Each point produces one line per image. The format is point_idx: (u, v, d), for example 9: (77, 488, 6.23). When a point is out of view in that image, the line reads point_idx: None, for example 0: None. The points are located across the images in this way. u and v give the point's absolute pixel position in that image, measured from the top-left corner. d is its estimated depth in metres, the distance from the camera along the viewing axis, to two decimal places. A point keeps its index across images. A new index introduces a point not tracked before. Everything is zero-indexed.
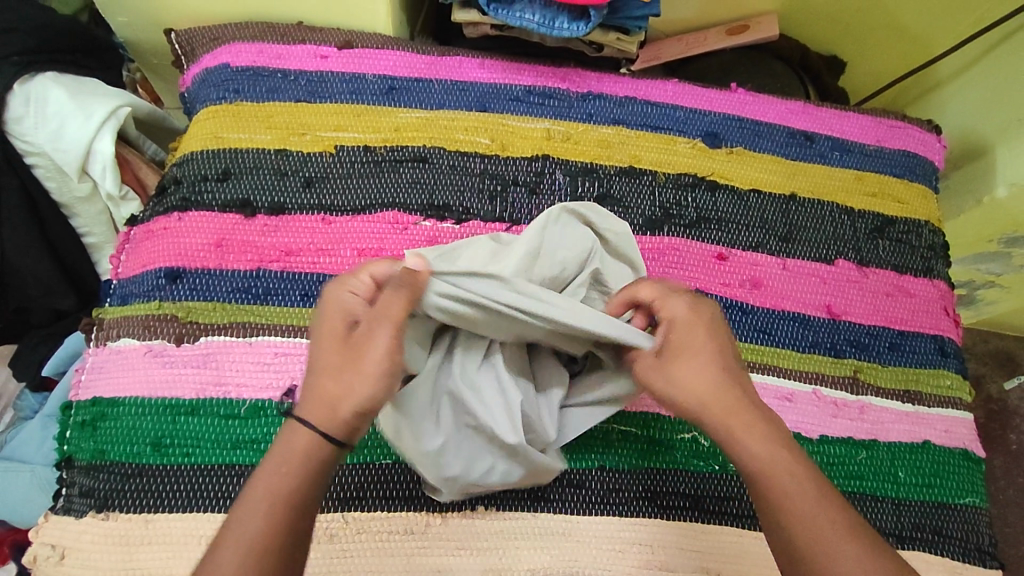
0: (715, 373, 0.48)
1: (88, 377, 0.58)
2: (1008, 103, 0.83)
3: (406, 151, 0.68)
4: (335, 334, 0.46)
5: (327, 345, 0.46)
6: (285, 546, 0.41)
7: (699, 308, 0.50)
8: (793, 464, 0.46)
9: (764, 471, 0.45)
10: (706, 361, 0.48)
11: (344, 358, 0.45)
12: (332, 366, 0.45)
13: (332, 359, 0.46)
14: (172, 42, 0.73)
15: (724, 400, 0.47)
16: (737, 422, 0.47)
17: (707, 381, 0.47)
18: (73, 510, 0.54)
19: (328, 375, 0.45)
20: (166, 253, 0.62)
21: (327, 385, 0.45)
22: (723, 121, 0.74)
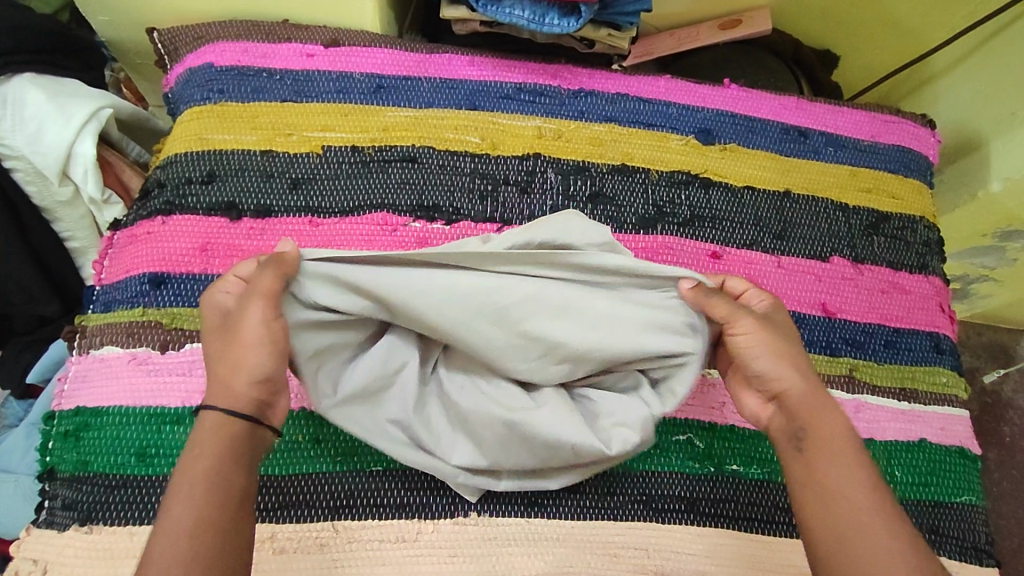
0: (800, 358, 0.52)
1: (71, 386, 0.57)
2: (1003, 97, 0.83)
3: (394, 151, 0.67)
4: (215, 327, 0.49)
5: (211, 337, 0.49)
6: (220, 521, 0.42)
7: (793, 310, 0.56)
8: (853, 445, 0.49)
9: (838, 442, 0.49)
10: (794, 346, 0.53)
11: (227, 343, 0.48)
12: (219, 353, 0.48)
13: (217, 348, 0.48)
14: (155, 41, 0.72)
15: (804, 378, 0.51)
16: (815, 402, 0.50)
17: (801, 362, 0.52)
18: (56, 523, 0.53)
19: (218, 360, 0.48)
20: (150, 258, 0.61)
21: (218, 371, 0.47)
22: (716, 118, 0.73)
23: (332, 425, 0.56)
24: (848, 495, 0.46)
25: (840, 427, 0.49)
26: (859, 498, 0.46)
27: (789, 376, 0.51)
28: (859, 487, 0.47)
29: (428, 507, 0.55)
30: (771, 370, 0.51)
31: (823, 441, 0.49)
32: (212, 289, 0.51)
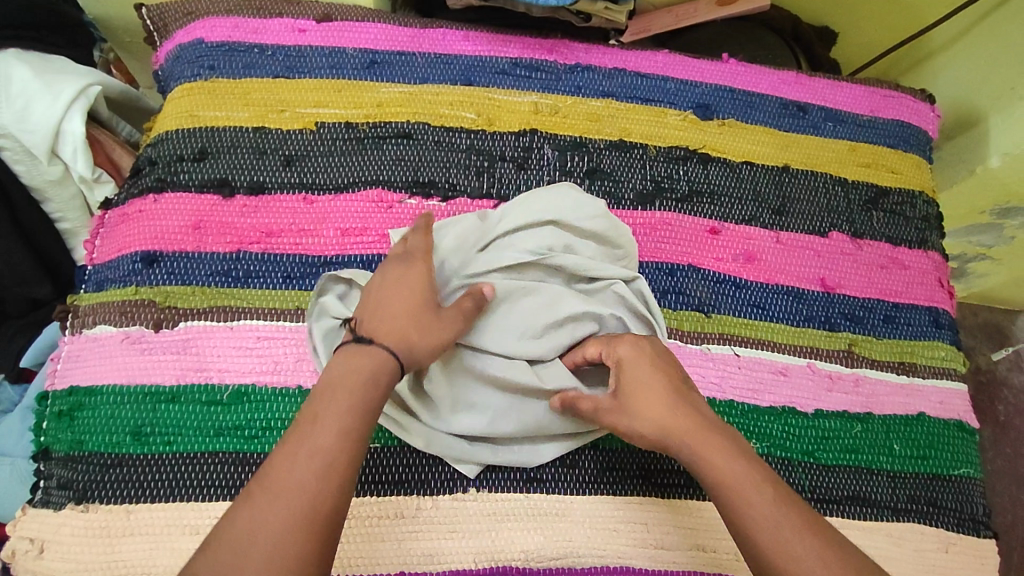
0: (669, 398, 0.51)
1: (63, 366, 0.56)
2: (1003, 71, 0.82)
3: (389, 127, 0.66)
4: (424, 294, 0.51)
5: (405, 297, 0.50)
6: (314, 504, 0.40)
7: (640, 346, 0.54)
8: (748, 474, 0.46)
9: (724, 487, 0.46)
10: (655, 385, 0.52)
11: (431, 321, 0.50)
12: (411, 315, 0.50)
13: (419, 315, 0.50)
14: (143, 17, 0.70)
15: (679, 418, 0.49)
16: (697, 439, 0.48)
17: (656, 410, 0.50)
18: (51, 502, 0.52)
19: (411, 323, 0.49)
20: (142, 236, 0.60)
21: (407, 335, 0.49)
22: (714, 93, 0.73)
23: None
24: (757, 531, 0.44)
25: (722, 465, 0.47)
26: (769, 531, 0.43)
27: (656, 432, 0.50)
28: (766, 518, 0.44)
29: (427, 483, 0.55)
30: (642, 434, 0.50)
31: (717, 487, 0.46)
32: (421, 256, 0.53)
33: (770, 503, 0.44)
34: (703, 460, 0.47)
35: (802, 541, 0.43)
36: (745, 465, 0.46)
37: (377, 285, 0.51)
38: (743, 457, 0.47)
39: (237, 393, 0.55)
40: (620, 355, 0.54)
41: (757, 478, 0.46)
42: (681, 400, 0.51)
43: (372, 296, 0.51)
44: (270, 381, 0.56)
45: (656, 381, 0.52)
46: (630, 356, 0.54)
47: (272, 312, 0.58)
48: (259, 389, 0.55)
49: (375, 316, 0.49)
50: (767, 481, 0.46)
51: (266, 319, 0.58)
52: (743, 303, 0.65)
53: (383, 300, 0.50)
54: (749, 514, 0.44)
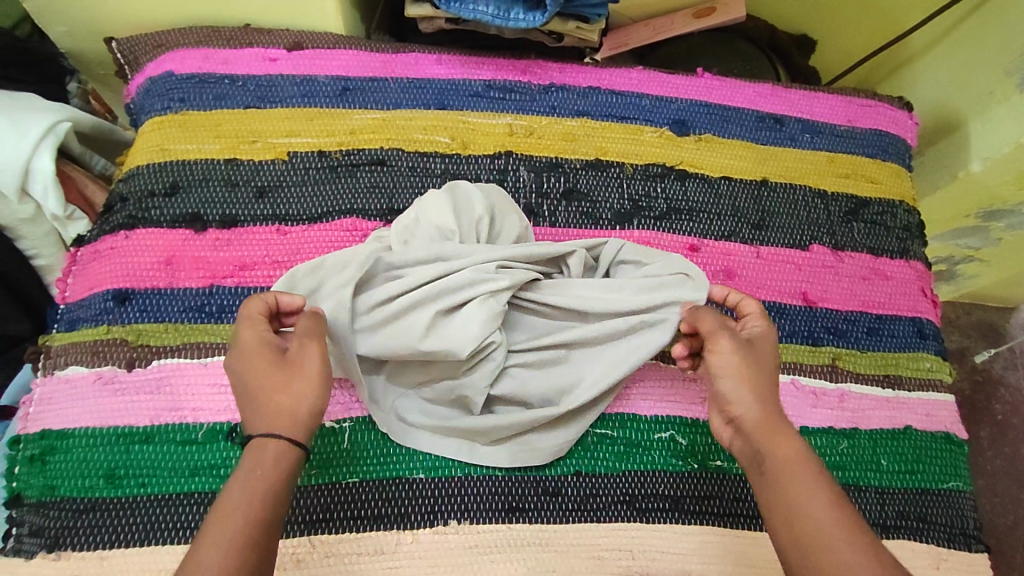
0: (771, 385, 0.52)
1: (36, 409, 0.56)
2: (979, 75, 0.81)
3: (362, 154, 0.65)
4: (266, 361, 0.48)
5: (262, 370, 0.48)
6: (262, 514, 0.43)
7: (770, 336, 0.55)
8: (812, 468, 0.47)
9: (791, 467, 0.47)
10: (766, 372, 0.52)
11: (285, 377, 0.48)
12: (278, 385, 0.47)
13: (274, 379, 0.47)
14: (114, 52, 0.70)
15: (774, 406, 0.51)
16: (782, 428, 0.50)
17: (756, 384, 0.51)
18: (22, 551, 0.51)
19: (276, 392, 0.47)
20: (114, 274, 0.59)
21: (278, 403, 0.47)
22: (690, 108, 0.72)
23: None
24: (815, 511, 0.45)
25: (798, 453, 0.48)
26: (831, 517, 0.45)
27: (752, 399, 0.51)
28: (832, 505, 0.45)
29: (406, 518, 0.54)
30: (739, 393, 0.51)
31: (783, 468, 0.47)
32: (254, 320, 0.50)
33: (831, 498, 0.46)
34: (782, 446, 0.49)
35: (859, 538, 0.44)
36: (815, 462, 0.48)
37: (230, 372, 0.49)
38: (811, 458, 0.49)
39: (211, 432, 0.54)
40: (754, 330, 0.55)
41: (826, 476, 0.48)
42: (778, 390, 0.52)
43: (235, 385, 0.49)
44: (245, 419, 0.55)
45: (767, 371, 0.53)
46: (766, 338, 0.54)
47: None
48: (234, 427, 0.55)
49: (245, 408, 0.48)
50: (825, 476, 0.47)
51: None
52: None
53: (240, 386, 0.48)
54: (809, 497, 0.46)
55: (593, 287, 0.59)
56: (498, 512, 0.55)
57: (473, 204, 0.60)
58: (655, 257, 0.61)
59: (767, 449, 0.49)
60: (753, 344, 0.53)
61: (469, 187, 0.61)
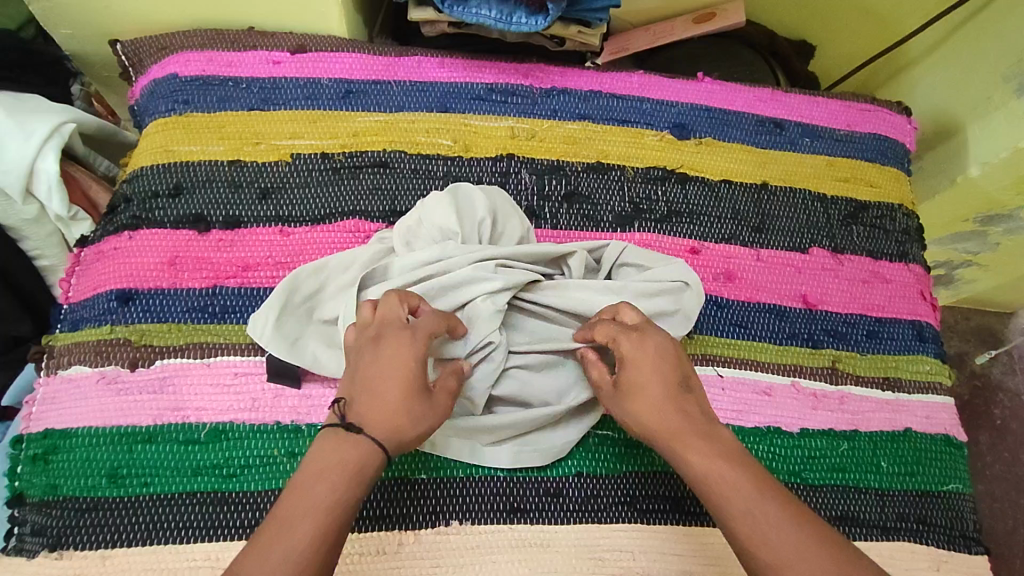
0: (665, 397, 0.51)
1: (39, 408, 0.56)
2: (977, 81, 0.82)
3: (365, 156, 0.66)
4: (410, 380, 0.48)
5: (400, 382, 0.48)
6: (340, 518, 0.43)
7: (648, 341, 0.53)
8: (729, 471, 0.47)
9: (706, 482, 0.47)
10: (656, 384, 0.51)
11: (421, 412, 0.48)
12: (409, 407, 0.47)
13: (412, 406, 0.48)
14: (119, 54, 0.70)
15: (671, 420, 0.50)
16: (685, 443, 0.49)
17: (654, 405, 0.51)
18: (25, 550, 0.52)
19: (394, 413, 0.47)
20: (118, 274, 0.59)
21: (399, 423, 0.47)
22: (691, 112, 0.73)
23: (307, 438, 0.55)
24: (739, 521, 0.45)
25: (711, 462, 0.48)
26: (747, 526, 0.45)
27: (649, 421, 0.50)
28: (744, 513, 0.45)
29: (408, 518, 0.54)
30: (640, 419, 0.51)
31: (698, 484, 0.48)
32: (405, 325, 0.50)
33: (753, 497, 0.46)
34: (689, 463, 0.48)
35: (778, 536, 0.44)
36: (725, 464, 0.47)
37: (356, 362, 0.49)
38: (725, 457, 0.48)
39: (214, 432, 0.55)
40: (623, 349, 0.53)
41: (738, 476, 0.47)
42: (674, 399, 0.51)
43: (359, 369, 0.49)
44: (246, 420, 0.55)
45: (652, 387, 0.51)
46: (635, 354, 0.52)
47: (249, 348, 0.57)
48: (236, 427, 0.55)
49: (366, 398, 0.47)
50: (743, 475, 0.47)
51: (243, 355, 0.57)
52: (724, 323, 0.65)
53: (366, 374, 0.48)
54: (734, 503, 0.46)
55: (597, 288, 0.59)
56: (498, 514, 0.55)
57: (476, 205, 0.60)
58: (656, 262, 0.62)
59: (679, 469, 0.49)
60: (625, 376, 0.52)
61: (472, 189, 0.61)
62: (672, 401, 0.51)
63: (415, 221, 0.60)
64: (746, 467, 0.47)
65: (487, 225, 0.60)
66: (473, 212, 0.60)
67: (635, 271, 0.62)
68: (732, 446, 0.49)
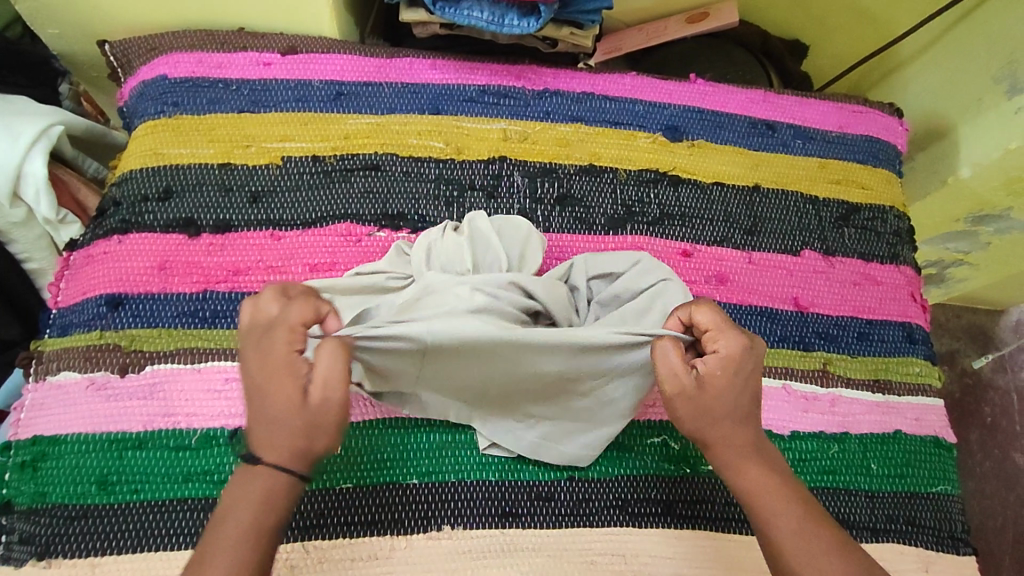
0: (743, 409, 0.51)
1: (27, 415, 0.55)
2: (968, 82, 0.82)
3: (356, 159, 0.65)
4: (289, 393, 0.45)
5: (282, 392, 0.46)
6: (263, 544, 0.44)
7: (745, 353, 0.51)
8: (781, 492, 0.49)
9: (756, 496, 0.49)
10: (737, 395, 0.51)
11: (305, 419, 0.45)
12: (292, 422, 0.45)
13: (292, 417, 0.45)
14: (107, 55, 0.70)
15: (741, 432, 0.51)
16: (746, 456, 0.50)
17: (732, 416, 0.50)
18: (13, 558, 0.51)
19: (285, 430, 0.45)
20: (107, 279, 0.59)
21: (290, 440, 0.45)
22: (683, 114, 0.73)
23: None
24: (784, 538, 0.47)
25: (766, 480, 0.50)
26: (795, 542, 0.47)
27: (720, 429, 0.51)
28: (794, 533, 0.47)
29: (400, 523, 0.54)
30: (711, 425, 0.51)
31: (749, 496, 0.50)
32: (279, 330, 0.46)
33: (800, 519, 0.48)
34: (745, 476, 0.50)
35: (828, 559, 0.46)
36: (782, 484, 0.50)
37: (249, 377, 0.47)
38: (780, 476, 0.50)
39: (205, 437, 0.54)
40: (720, 351, 0.50)
41: (794, 498, 0.49)
42: (750, 412, 0.51)
43: (248, 387, 0.47)
44: (237, 425, 0.55)
45: (736, 398, 0.51)
46: (732, 356, 0.50)
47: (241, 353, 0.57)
48: (227, 432, 0.55)
49: (260, 423, 0.46)
50: (793, 496, 0.49)
51: (234, 359, 0.57)
52: None
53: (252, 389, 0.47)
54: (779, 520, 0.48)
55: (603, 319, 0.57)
56: (491, 518, 0.55)
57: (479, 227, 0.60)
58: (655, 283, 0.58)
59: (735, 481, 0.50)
60: (711, 376, 0.50)
61: (480, 221, 0.60)
62: (746, 414, 0.51)
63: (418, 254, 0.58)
64: (798, 489, 0.50)
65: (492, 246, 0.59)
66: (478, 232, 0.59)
67: (607, 283, 0.61)
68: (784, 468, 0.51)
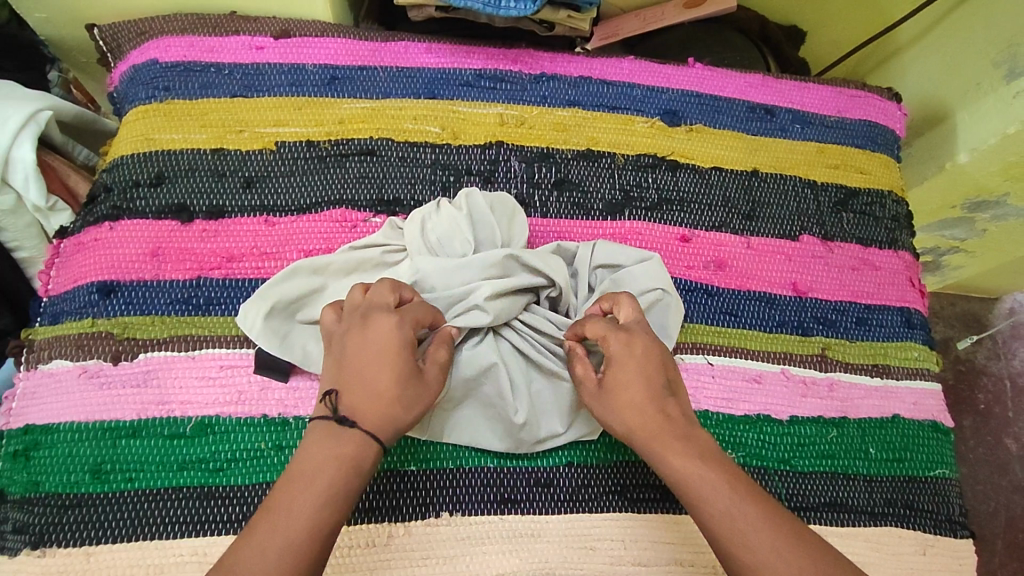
0: (648, 398, 0.51)
1: (19, 404, 0.55)
2: (966, 67, 0.82)
3: (351, 144, 0.64)
4: (406, 369, 0.49)
5: (396, 368, 0.49)
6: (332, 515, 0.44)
7: (632, 343, 0.53)
8: (709, 473, 0.48)
9: (686, 485, 0.48)
10: (640, 386, 0.52)
11: (415, 395, 0.49)
12: (404, 394, 0.48)
13: (406, 392, 0.49)
14: (96, 38, 0.68)
15: (655, 420, 0.51)
16: (664, 443, 0.50)
17: (637, 408, 0.51)
18: (5, 548, 0.51)
19: (393, 402, 0.48)
20: (98, 266, 0.58)
21: (397, 410, 0.48)
22: (681, 98, 0.72)
23: (294, 430, 0.54)
24: (717, 524, 0.46)
25: (689, 464, 0.49)
26: (726, 525, 0.46)
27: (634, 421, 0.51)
28: (724, 517, 0.46)
29: (398, 510, 0.54)
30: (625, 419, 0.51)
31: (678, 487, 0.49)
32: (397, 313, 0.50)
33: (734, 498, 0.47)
34: (669, 464, 0.49)
35: (761, 538, 0.45)
36: (708, 470, 0.48)
37: (349, 354, 0.49)
38: (706, 458, 0.49)
39: (200, 426, 0.54)
40: (610, 350, 0.53)
41: (720, 480, 0.48)
42: (656, 400, 0.51)
43: (348, 359, 0.49)
44: (232, 413, 0.54)
45: (636, 388, 0.51)
46: (619, 352, 0.52)
47: (236, 340, 0.56)
48: (221, 421, 0.54)
49: (362, 392, 0.48)
50: (723, 478, 0.48)
51: (229, 347, 0.56)
52: (714, 311, 0.65)
53: (353, 363, 0.49)
54: (711, 505, 0.47)
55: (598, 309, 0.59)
56: (488, 506, 0.55)
57: (482, 208, 0.59)
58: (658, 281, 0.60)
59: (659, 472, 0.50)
60: (609, 374, 0.53)
61: (477, 199, 0.60)
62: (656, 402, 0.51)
63: (414, 233, 0.58)
64: (727, 468, 0.49)
65: (494, 228, 0.59)
66: (480, 213, 0.59)
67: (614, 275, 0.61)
68: (710, 449, 0.50)
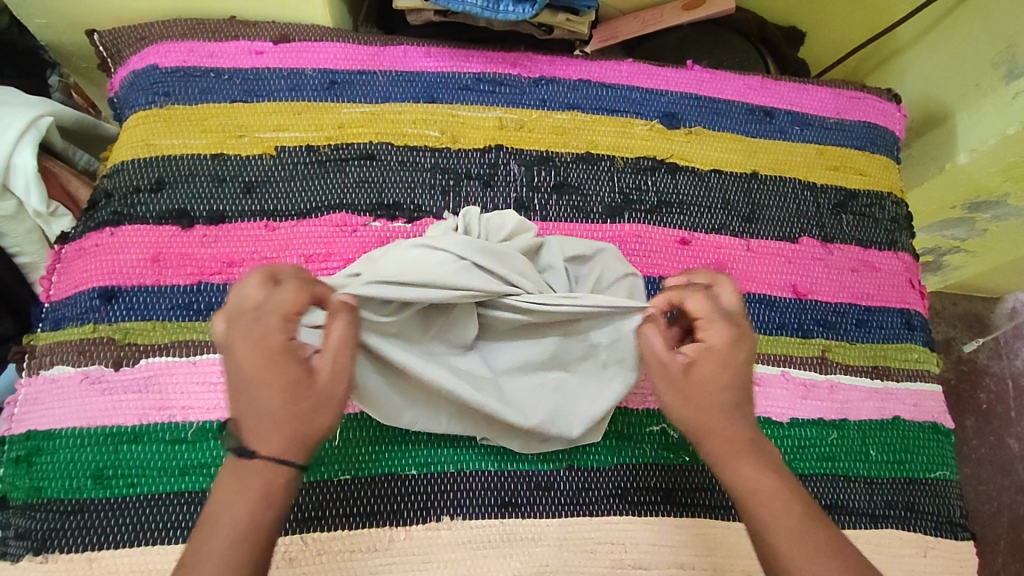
0: (733, 406, 0.50)
1: (21, 410, 0.55)
2: (964, 68, 0.82)
3: (351, 148, 0.64)
4: (295, 376, 0.44)
5: (282, 379, 0.44)
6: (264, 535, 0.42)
7: (736, 347, 0.51)
8: (777, 489, 0.48)
9: (750, 496, 0.48)
10: (727, 391, 0.50)
11: (309, 401, 0.44)
12: (297, 407, 0.44)
13: (297, 403, 0.44)
14: (95, 44, 0.68)
15: (732, 428, 0.50)
16: (741, 453, 0.49)
17: (720, 414, 0.50)
18: (8, 554, 0.51)
19: (288, 417, 0.44)
20: (99, 272, 0.58)
21: (295, 425, 0.44)
22: (680, 101, 0.72)
23: None
24: (780, 540, 0.46)
25: (761, 477, 0.48)
26: (791, 542, 0.45)
27: (713, 426, 0.50)
28: (790, 533, 0.46)
29: (398, 514, 0.54)
30: (700, 421, 0.50)
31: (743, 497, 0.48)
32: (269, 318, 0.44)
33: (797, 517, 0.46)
34: (740, 473, 0.49)
35: (821, 560, 0.44)
36: (777, 486, 0.48)
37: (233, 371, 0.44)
38: (774, 474, 0.49)
39: (201, 431, 0.54)
40: (709, 343, 0.51)
41: (784, 497, 0.47)
42: (741, 410, 0.50)
43: (231, 378, 0.44)
44: None
45: (723, 394, 0.50)
46: (719, 351, 0.50)
47: None
48: (222, 426, 0.54)
49: (251, 416, 0.44)
50: (790, 495, 0.48)
51: None
52: None
53: (235, 382, 0.44)
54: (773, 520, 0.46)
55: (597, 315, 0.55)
56: (490, 509, 0.55)
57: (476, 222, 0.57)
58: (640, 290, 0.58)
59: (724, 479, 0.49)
60: (698, 365, 0.50)
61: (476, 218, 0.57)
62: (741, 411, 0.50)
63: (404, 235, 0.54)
64: (799, 488, 0.48)
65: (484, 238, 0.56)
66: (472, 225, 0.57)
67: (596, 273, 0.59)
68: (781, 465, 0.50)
